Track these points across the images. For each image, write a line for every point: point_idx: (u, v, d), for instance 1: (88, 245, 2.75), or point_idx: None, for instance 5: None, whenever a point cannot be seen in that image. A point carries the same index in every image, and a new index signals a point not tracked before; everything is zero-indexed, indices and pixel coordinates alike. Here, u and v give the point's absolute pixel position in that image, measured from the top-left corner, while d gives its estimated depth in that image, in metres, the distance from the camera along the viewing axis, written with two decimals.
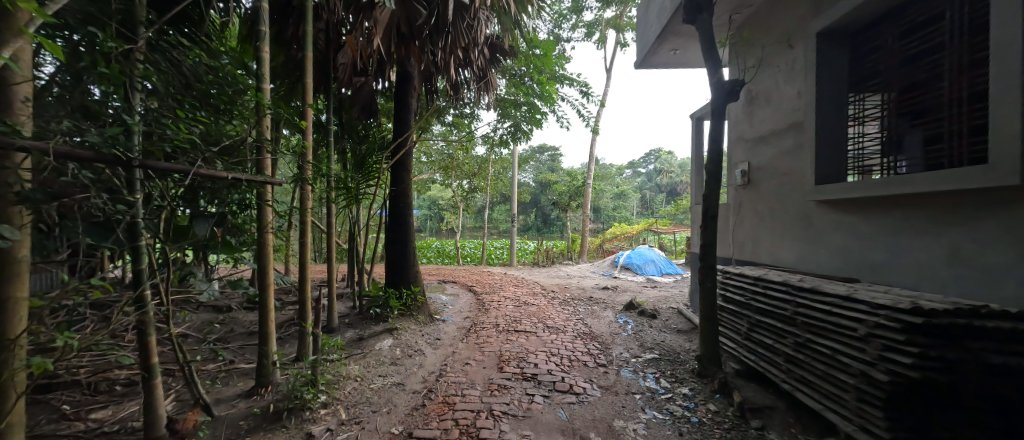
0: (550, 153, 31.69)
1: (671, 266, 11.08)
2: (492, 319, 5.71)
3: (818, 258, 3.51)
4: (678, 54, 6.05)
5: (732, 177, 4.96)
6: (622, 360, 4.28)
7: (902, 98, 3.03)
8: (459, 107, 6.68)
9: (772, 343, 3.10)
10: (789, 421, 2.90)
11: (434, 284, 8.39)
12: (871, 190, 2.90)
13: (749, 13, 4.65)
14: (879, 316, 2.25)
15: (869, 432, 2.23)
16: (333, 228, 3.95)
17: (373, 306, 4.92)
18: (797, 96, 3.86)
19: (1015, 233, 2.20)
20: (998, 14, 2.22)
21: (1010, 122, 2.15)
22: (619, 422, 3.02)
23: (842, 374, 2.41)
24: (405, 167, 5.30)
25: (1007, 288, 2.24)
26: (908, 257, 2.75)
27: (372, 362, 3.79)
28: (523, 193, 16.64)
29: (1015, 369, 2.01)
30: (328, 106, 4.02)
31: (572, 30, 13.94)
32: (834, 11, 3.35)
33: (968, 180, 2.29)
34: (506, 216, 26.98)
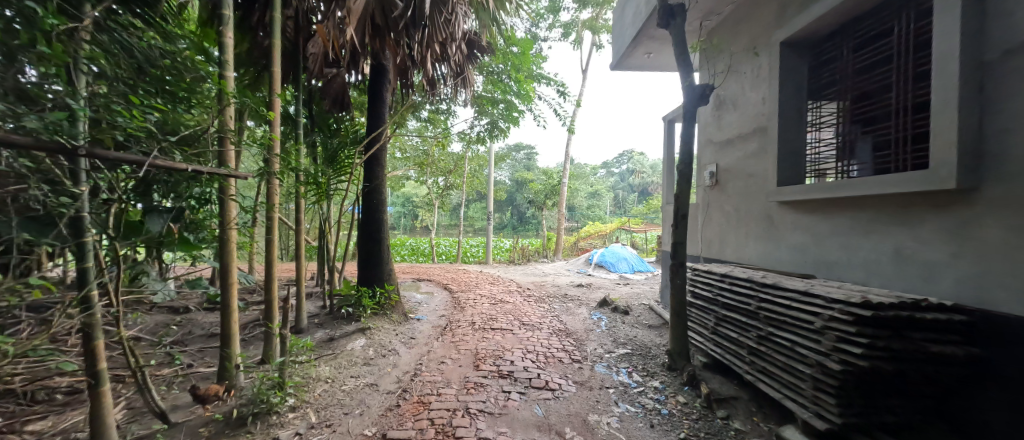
0: (525, 151, 31.87)
1: (643, 264, 11.38)
2: (467, 316, 5.67)
3: (780, 255, 3.65)
4: (652, 57, 6.19)
5: (702, 178, 5.11)
6: (596, 355, 4.34)
7: (856, 106, 3.20)
8: (434, 103, 6.59)
9: (737, 337, 3.21)
10: (751, 409, 3.03)
11: (409, 283, 8.25)
12: (828, 191, 3.04)
13: (720, 20, 4.79)
14: (833, 310, 2.36)
15: (824, 418, 2.33)
16: (302, 224, 3.79)
17: (345, 305, 4.80)
18: (761, 101, 4.00)
19: (949, 233, 2.33)
20: (940, 30, 2.34)
21: (948, 131, 2.27)
22: (594, 417, 3.05)
23: (799, 364, 2.53)
24: (379, 162, 5.17)
25: (942, 284, 2.38)
26: (858, 255, 2.90)
27: (344, 362, 3.67)
28: (500, 192, 16.63)
29: (949, 356, 2.14)
30: (297, 98, 3.88)
31: (549, 30, 14.00)
32: (796, 22, 3.50)
33: (912, 184, 2.43)
34: (482, 214, 26.98)
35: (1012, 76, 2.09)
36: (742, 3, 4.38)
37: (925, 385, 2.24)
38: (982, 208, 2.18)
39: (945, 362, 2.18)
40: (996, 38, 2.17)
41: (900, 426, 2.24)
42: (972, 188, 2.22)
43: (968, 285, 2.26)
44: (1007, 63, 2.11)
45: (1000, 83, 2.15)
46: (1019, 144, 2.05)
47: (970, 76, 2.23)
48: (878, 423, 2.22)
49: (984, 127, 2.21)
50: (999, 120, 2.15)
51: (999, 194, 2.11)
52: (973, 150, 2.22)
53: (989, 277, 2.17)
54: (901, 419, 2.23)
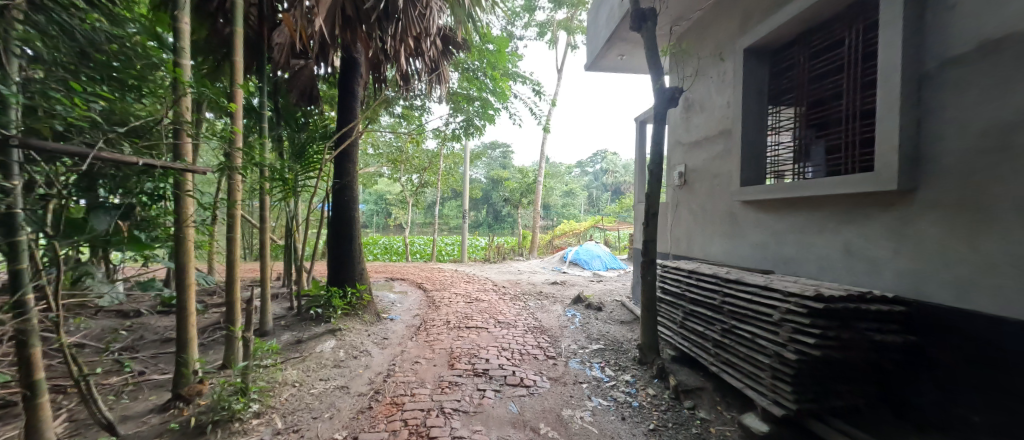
0: (501, 149, 31.84)
1: (616, 261, 11.61)
2: (442, 315, 5.61)
3: (742, 252, 3.80)
4: (625, 59, 6.29)
5: (671, 178, 5.25)
6: (570, 351, 4.39)
7: (813, 112, 3.36)
8: (408, 99, 6.47)
9: (703, 330, 3.32)
10: (715, 399, 3.15)
11: (381, 282, 8.09)
12: (786, 191, 3.18)
13: (689, 25, 4.93)
14: (790, 303, 2.47)
15: (781, 405, 2.44)
16: (267, 222, 3.63)
17: (314, 306, 4.65)
18: (726, 105, 4.14)
19: (891, 230, 2.48)
20: (886, 42, 2.46)
21: (890, 137, 2.41)
22: (568, 411, 3.08)
23: (759, 355, 2.63)
24: (351, 159, 5.03)
25: (885, 278, 2.53)
26: (812, 251, 3.05)
27: (313, 365, 3.55)
28: (475, 190, 16.53)
29: (891, 344, 2.28)
30: (261, 89, 3.70)
31: (525, 29, 14.02)
32: (759, 30, 3.64)
33: (859, 184, 2.57)
34: (457, 213, 26.79)
35: (946, 88, 2.22)
36: (709, 10, 4.52)
37: (869, 371, 2.38)
38: (919, 208, 2.32)
39: (886, 349, 2.32)
40: (932, 51, 2.30)
41: (848, 410, 2.37)
42: (910, 189, 2.36)
43: (907, 279, 2.40)
44: (942, 74, 2.24)
45: (936, 93, 2.27)
46: (950, 150, 2.19)
47: (910, 85, 2.35)
48: (829, 408, 2.34)
49: (920, 134, 2.33)
50: (933, 126, 2.28)
51: (933, 196, 2.25)
52: (912, 154, 2.35)
53: (924, 271, 2.31)
54: (849, 404, 2.37)
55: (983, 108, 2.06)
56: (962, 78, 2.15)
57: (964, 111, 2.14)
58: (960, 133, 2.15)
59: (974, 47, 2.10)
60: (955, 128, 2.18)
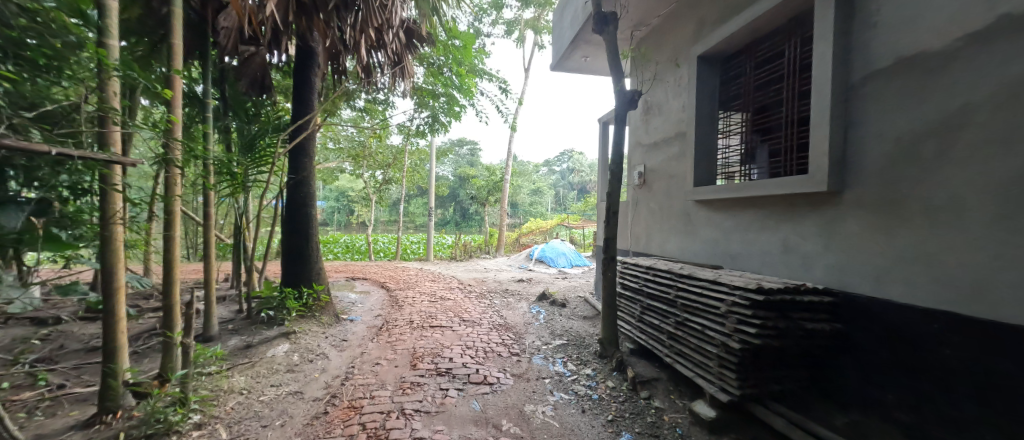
0: (468, 146, 31.60)
1: (581, 258, 11.85)
2: (405, 315, 5.50)
3: (695, 249, 3.99)
4: (589, 60, 6.41)
5: (631, 177, 5.42)
6: (533, 348, 4.44)
7: (758, 118, 3.57)
8: (371, 93, 6.27)
9: (659, 323, 3.47)
10: (669, 388, 3.30)
11: (341, 282, 7.81)
12: (733, 191, 3.36)
13: (648, 31, 5.09)
14: (735, 295, 2.63)
15: (727, 392, 2.59)
16: (212, 220, 3.40)
17: (265, 308, 4.41)
18: (681, 108, 4.32)
19: (822, 228, 2.68)
20: (819, 55, 2.66)
21: (822, 143, 2.60)
22: (530, 407, 3.12)
23: (708, 345, 2.79)
24: (307, 153, 4.81)
25: (816, 272, 2.74)
26: (755, 247, 3.25)
27: (263, 371, 3.37)
28: (441, 187, 16.31)
29: (821, 332, 2.47)
30: (204, 76, 3.45)
31: (492, 26, 13.99)
32: (711, 39, 3.82)
33: (795, 186, 2.76)
34: (422, 210, 26.32)
35: (867, 98, 2.43)
36: (666, 17, 4.69)
37: (802, 357, 2.58)
38: (846, 208, 2.53)
39: (817, 337, 2.52)
40: (857, 64, 2.50)
41: (784, 394, 2.56)
42: (837, 191, 2.57)
43: (835, 272, 2.61)
44: (865, 86, 2.45)
45: (860, 103, 2.47)
46: (871, 155, 2.39)
47: (838, 96, 2.55)
48: (768, 392, 2.52)
49: (847, 140, 2.54)
50: (857, 133, 2.49)
51: (857, 197, 2.46)
52: (840, 159, 2.55)
53: (848, 265, 2.52)
54: (786, 388, 2.56)
55: (895, 118, 2.27)
56: (881, 90, 2.35)
57: (881, 120, 2.34)
58: (877, 140, 2.36)
59: (890, 63, 2.31)
60: (873, 135, 2.38)
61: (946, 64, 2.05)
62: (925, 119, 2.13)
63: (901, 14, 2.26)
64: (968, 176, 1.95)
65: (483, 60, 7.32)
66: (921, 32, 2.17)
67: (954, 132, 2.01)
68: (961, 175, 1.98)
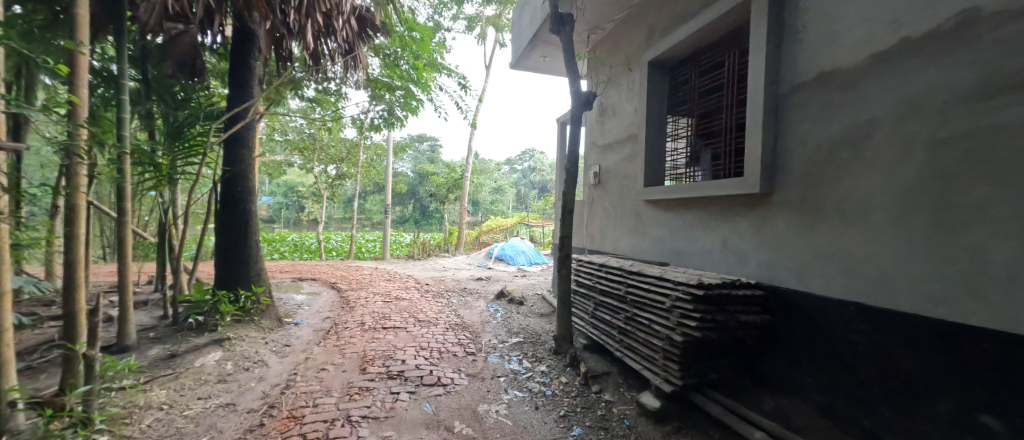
0: (428, 142, 30.97)
1: (540, 256, 11.99)
2: (356, 316, 5.28)
3: (644, 246, 4.15)
4: (547, 60, 6.47)
5: (587, 177, 5.54)
6: (489, 347, 4.43)
7: (703, 123, 3.77)
8: (321, 83, 5.94)
9: (610, 318, 3.57)
10: (619, 381, 3.42)
11: (288, 283, 7.37)
12: (679, 192, 3.53)
13: (603, 35, 5.21)
14: (679, 290, 2.76)
15: (671, 382, 2.72)
16: (128, 214, 3.07)
17: (194, 313, 4.05)
18: (633, 112, 4.47)
19: (756, 227, 2.88)
20: (754, 66, 2.85)
21: (756, 148, 2.79)
22: (483, 407, 3.10)
23: (654, 339, 2.91)
24: (246, 145, 4.48)
25: (750, 268, 2.93)
26: (698, 245, 3.43)
27: (189, 382, 3.09)
28: (399, 184, 15.85)
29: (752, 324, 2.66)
30: (122, 55, 3.09)
31: (453, 20, 13.79)
32: (660, 45, 3.97)
33: (732, 188, 2.94)
34: (379, 207, 25.46)
35: (794, 108, 2.63)
36: (620, 22, 4.82)
37: (736, 346, 2.76)
38: (775, 208, 2.73)
39: (750, 329, 2.70)
40: (786, 76, 2.70)
41: (720, 382, 2.74)
42: (768, 192, 2.77)
43: (766, 269, 2.81)
44: (792, 96, 2.65)
45: (788, 112, 2.67)
46: (796, 160, 2.59)
47: (769, 105, 2.75)
48: (706, 382, 2.68)
49: (777, 146, 2.73)
50: (785, 140, 2.68)
51: (784, 199, 2.66)
52: (770, 163, 2.75)
53: (777, 262, 2.73)
54: (722, 377, 2.73)
55: (817, 126, 2.47)
56: (805, 101, 2.56)
57: (806, 128, 2.54)
58: (803, 146, 2.56)
59: (813, 76, 2.52)
60: (799, 142, 2.58)
61: (859, 78, 2.25)
62: (842, 128, 2.34)
63: (824, 31, 2.46)
64: (875, 180, 2.16)
65: (442, 55, 7.16)
66: (840, 48, 2.37)
67: (863, 141, 2.23)
68: (869, 179, 2.18)
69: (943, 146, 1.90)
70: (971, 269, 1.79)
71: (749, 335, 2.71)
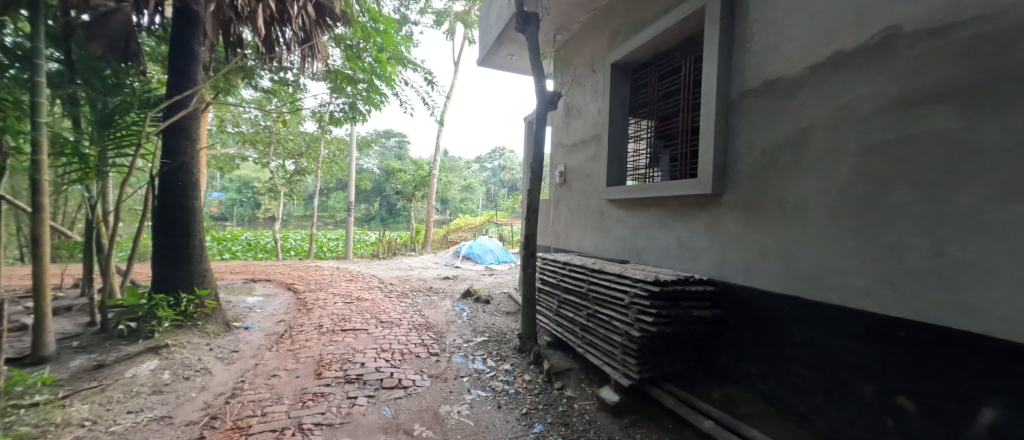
0: (394, 138, 30.20)
1: (507, 255, 12.00)
2: (314, 318, 5.06)
3: (607, 244, 4.25)
4: (514, 59, 6.46)
5: (553, 176, 5.59)
6: (454, 346, 4.37)
7: (662, 125, 3.89)
8: (277, 73, 5.63)
9: (573, 315, 3.62)
10: (581, 377, 3.47)
11: (239, 284, 6.96)
12: (639, 192, 3.63)
13: (569, 36, 5.26)
14: (637, 287, 2.84)
15: (629, 376, 2.80)
16: (45, 209, 2.76)
17: (124, 319, 3.68)
18: (597, 113, 4.56)
19: (708, 226, 3.01)
20: (708, 72, 2.97)
21: (708, 151, 2.91)
22: (445, 408, 3.06)
23: (614, 335, 2.98)
24: (188, 136, 4.17)
25: (702, 265, 3.06)
26: (656, 243, 3.54)
27: (119, 395, 2.84)
28: (364, 181, 15.36)
29: (704, 318, 2.78)
30: (37, 33, 2.77)
31: (420, 14, 13.50)
32: (622, 49, 4.06)
33: (687, 188, 3.06)
34: (341, 205, 24.56)
35: (742, 114, 2.77)
36: (585, 24, 4.89)
37: (689, 340, 2.88)
38: (725, 208, 2.86)
39: (702, 323, 2.82)
40: (735, 83, 2.84)
41: (674, 374, 2.85)
42: (719, 193, 2.90)
43: (716, 265, 2.94)
44: (741, 102, 2.79)
45: (737, 117, 2.81)
46: (744, 162, 2.73)
47: (720, 110, 2.88)
48: (661, 375, 2.78)
49: (727, 149, 2.87)
50: (734, 143, 2.82)
51: (733, 199, 2.80)
52: (721, 165, 2.88)
53: (726, 259, 2.86)
54: (676, 369, 2.84)
55: (763, 131, 2.61)
56: (752, 106, 2.70)
57: (753, 132, 2.68)
58: (750, 150, 2.70)
59: (759, 84, 2.66)
60: (747, 146, 2.72)
61: (800, 87, 2.40)
62: (784, 133, 2.48)
63: (770, 42, 2.61)
64: (811, 183, 2.32)
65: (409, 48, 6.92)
66: (783, 58, 2.52)
67: (802, 146, 2.38)
68: (807, 181, 2.33)
69: (869, 152, 2.06)
70: (892, 264, 1.95)
71: (701, 329, 2.83)
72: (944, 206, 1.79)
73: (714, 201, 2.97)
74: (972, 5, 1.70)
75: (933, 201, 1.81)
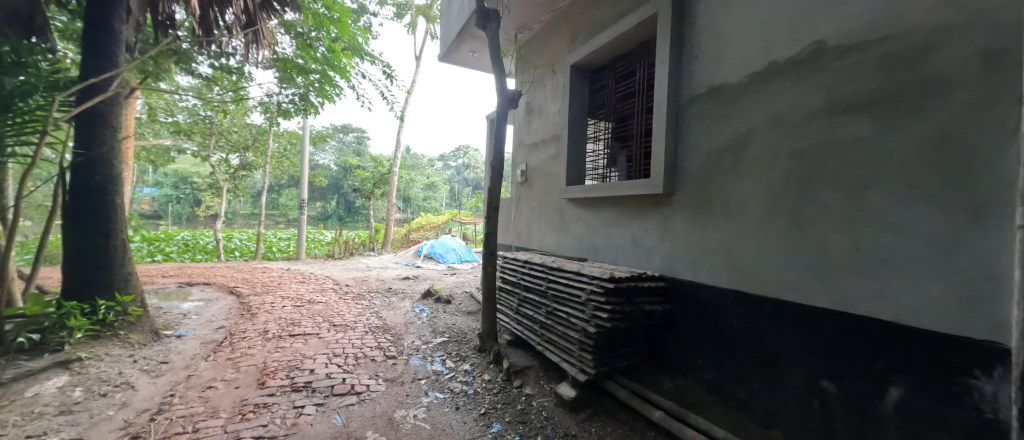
0: (353, 133, 29.02)
1: (470, 254, 11.88)
2: (259, 324, 4.73)
3: (566, 243, 4.29)
4: (476, 56, 6.38)
5: (514, 175, 5.57)
6: (412, 348, 4.25)
7: (619, 127, 3.97)
8: (218, 58, 5.19)
9: (532, 314, 3.63)
10: (540, 374, 3.48)
11: (173, 289, 6.38)
12: (596, 191, 3.69)
13: (530, 35, 5.26)
14: (593, 284, 2.88)
15: (586, 372, 2.84)
16: None
17: (24, 332, 3.21)
18: (557, 113, 4.59)
19: (660, 225, 3.10)
20: (660, 77, 3.06)
21: (660, 152, 3.00)
22: (401, 412, 2.95)
23: (571, 331, 3.01)
24: (105, 123, 3.75)
25: (654, 263, 3.16)
26: (613, 241, 3.62)
27: (16, 419, 2.49)
28: (319, 177, 14.63)
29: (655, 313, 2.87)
30: None
31: (380, 6, 13.03)
32: (581, 51, 4.11)
33: (641, 188, 3.15)
34: (293, 203, 23.26)
35: (691, 117, 2.88)
36: (546, 24, 4.90)
37: (642, 335, 2.96)
38: (675, 208, 2.97)
39: (654, 318, 2.91)
40: (685, 88, 2.95)
41: (628, 368, 2.92)
42: (670, 193, 3.00)
43: (667, 263, 3.04)
44: (690, 106, 2.89)
45: (686, 120, 2.91)
46: (692, 164, 2.84)
47: (671, 113, 2.98)
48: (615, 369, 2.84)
49: (677, 151, 2.97)
50: (683, 146, 2.92)
51: (682, 199, 2.91)
52: (672, 166, 2.98)
53: (676, 257, 2.96)
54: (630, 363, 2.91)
55: (709, 133, 2.73)
56: (700, 110, 2.81)
57: (701, 136, 2.79)
58: (697, 152, 2.81)
59: (706, 89, 2.77)
60: (695, 148, 2.83)
61: (742, 93, 2.52)
62: (728, 136, 2.60)
63: (716, 50, 2.72)
64: (751, 184, 2.44)
65: (366, 39, 6.54)
66: (727, 66, 2.64)
67: (743, 149, 2.51)
68: (748, 183, 2.46)
69: (800, 157, 2.20)
70: (819, 259, 2.10)
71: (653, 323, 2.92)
72: (862, 207, 1.93)
73: (665, 200, 3.07)
74: (888, 24, 1.85)
75: (853, 200, 1.96)
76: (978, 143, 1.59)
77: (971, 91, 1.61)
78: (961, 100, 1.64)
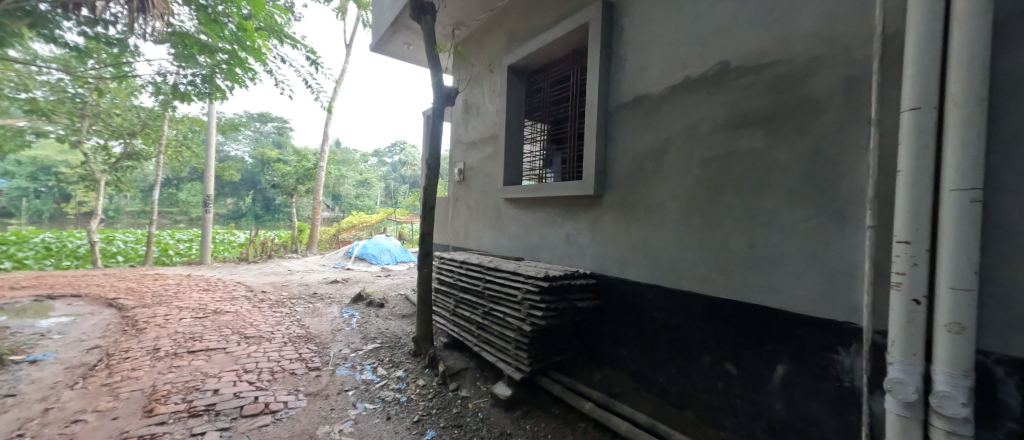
0: (273, 124, 26.43)
1: (406, 254, 11.38)
2: (148, 340, 4.05)
3: (503, 242, 4.24)
4: (411, 49, 6.09)
5: (452, 174, 5.41)
6: (338, 357, 3.91)
7: (554, 129, 4.00)
8: (93, 26, 4.34)
9: (469, 315, 3.52)
10: (477, 375, 3.38)
11: (31, 304, 5.25)
12: (531, 191, 3.68)
13: (468, 33, 5.13)
14: (529, 283, 2.86)
15: (521, 370, 2.81)
16: None
17: None
18: (495, 113, 4.52)
19: (591, 225, 3.17)
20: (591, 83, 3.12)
21: (590, 155, 3.07)
22: (324, 429, 2.68)
23: (507, 331, 2.97)
24: None
25: (586, 262, 3.21)
26: (547, 241, 3.64)
27: None
28: (232, 171, 13.08)
29: (587, 310, 2.92)
30: None
31: None
32: (518, 52, 4.08)
33: (574, 188, 3.19)
34: (199, 199, 20.56)
35: (618, 122, 2.97)
36: (484, 22, 4.80)
37: (575, 331, 3.00)
38: (605, 208, 3.05)
39: (586, 315, 2.96)
40: (612, 94, 3.04)
41: (562, 364, 2.94)
42: (600, 194, 3.07)
43: (597, 262, 3.11)
44: (617, 112, 2.98)
45: (614, 125, 3.00)
46: (619, 166, 2.94)
47: (601, 118, 3.05)
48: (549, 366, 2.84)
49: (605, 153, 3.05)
50: (611, 149, 3.01)
51: (610, 200, 3.00)
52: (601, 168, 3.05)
53: (605, 256, 3.04)
54: (564, 359, 2.93)
55: (633, 138, 2.84)
56: (626, 116, 2.91)
57: (626, 140, 2.89)
58: (623, 155, 2.91)
59: (631, 96, 2.87)
60: (621, 152, 2.93)
61: (661, 103, 2.64)
62: (649, 141, 2.72)
63: (639, 61, 2.83)
64: (669, 187, 2.57)
65: (287, 20, 5.95)
66: (648, 76, 2.77)
67: (662, 153, 2.63)
68: (667, 185, 2.58)
69: (708, 164, 2.35)
70: (723, 257, 2.27)
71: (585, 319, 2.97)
72: (757, 211, 2.12)
73: (595, 201, 3.15)
74: (778, 50, 2.04)
75: (750, 202, 2.14)
76: (844, 157, 1.80)
77: (839, 112, 1.82)
78: (831, 120, 1.85)
